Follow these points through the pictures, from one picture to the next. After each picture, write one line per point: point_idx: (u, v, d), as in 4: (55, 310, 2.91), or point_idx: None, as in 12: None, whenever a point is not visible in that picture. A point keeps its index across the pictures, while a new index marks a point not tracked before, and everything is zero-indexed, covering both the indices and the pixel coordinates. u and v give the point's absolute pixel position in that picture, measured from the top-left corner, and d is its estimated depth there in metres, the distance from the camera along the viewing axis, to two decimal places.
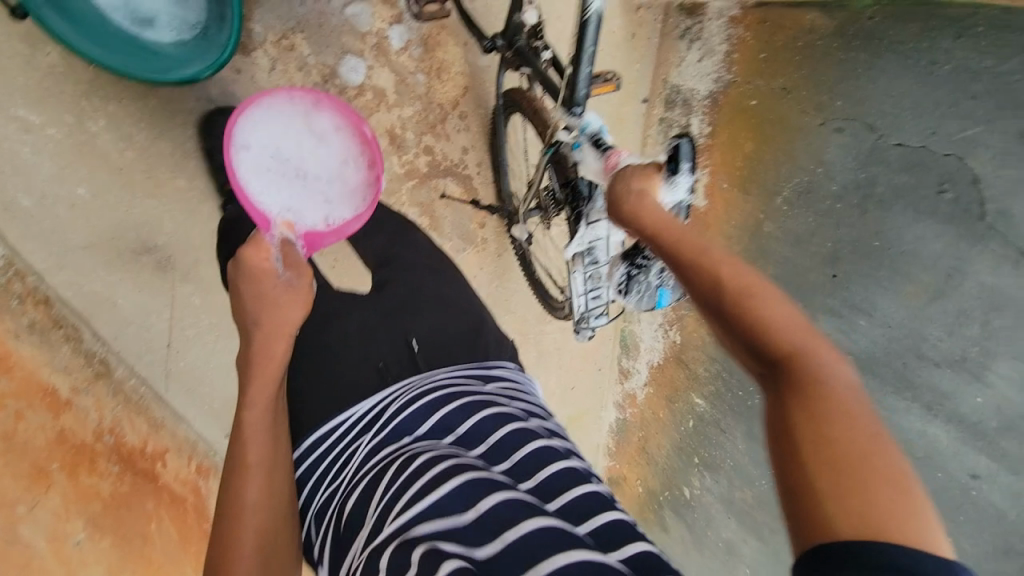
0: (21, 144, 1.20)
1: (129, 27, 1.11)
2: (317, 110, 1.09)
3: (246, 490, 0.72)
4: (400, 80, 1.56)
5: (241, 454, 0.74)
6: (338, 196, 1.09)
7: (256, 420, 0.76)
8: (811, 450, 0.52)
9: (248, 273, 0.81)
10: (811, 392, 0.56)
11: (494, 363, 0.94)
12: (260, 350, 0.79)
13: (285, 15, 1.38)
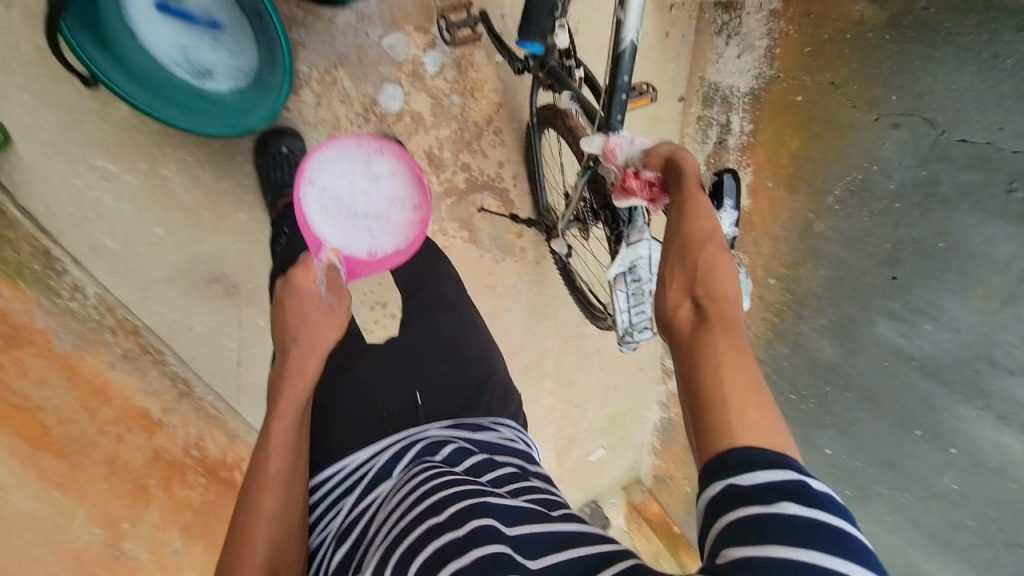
0: (102, 193, 1.29)
1: (190, 80, 1.17)
2: (378, 154, 1.16)
3: (264, 508, 0.73)
4: (436, 103, 1.61)
5: (263, 469, 0.75)
6: (383, 232, 1.15)
7: (279, 437, 0.78)
8: (713, 370, 0.62)
9: (295, 291, 0.92)
10: (730, 331, 0.65)
11: (496, 418, 0.97)
12: (294, 368, 0.84)
13: (327, 53, 1.44)
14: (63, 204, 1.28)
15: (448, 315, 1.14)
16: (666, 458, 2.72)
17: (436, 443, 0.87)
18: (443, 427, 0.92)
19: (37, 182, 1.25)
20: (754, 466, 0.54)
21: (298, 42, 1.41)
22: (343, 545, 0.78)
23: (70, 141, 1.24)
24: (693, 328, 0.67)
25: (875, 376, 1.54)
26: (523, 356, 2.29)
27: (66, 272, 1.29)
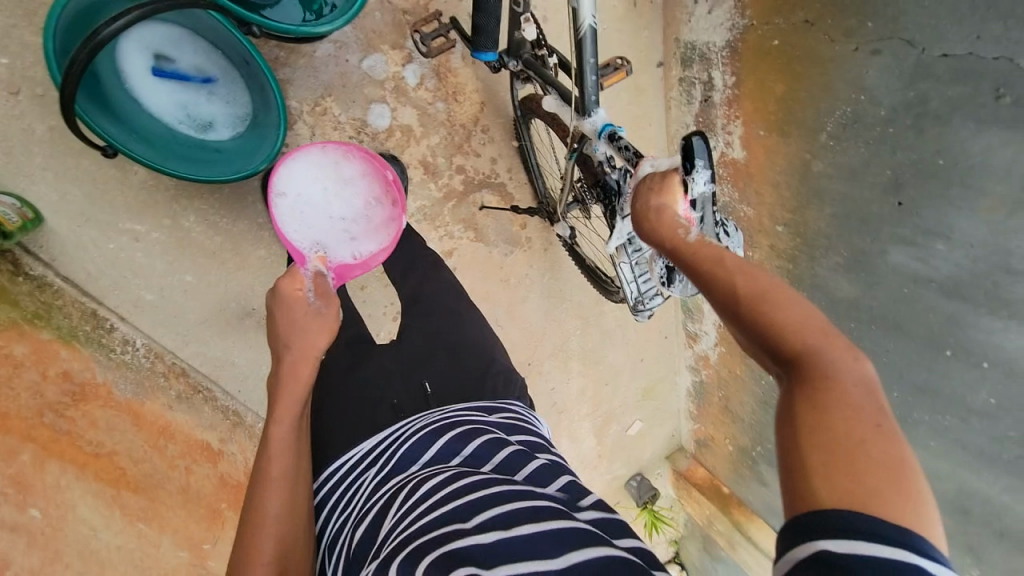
0: (134, 252, 1.38)
1: (192, 132, 1.25)
2: (345, 159, 1.23)
3: (269, 504, 0.78)
4: (423, 113, 1.66)
5: (267, 469, 0.81)
6: (362, 231, 1.24)
7: (280, 440, 0.82)
8: (816, 433, 0.57)
9: (284, 300, 0.91)
10: (824, 387, 0.60)
11: (500, 402, 1.03)
12: (290, 375, 0.87)
13: (313, 85, 1.51)
14: (102, 266, 1.36)
15: (450, 313, 1.18)
16: (706, 422, 2.70)
17: (451, 433, 0.90)
18: (455, 415, 0.96)
19: (73, 253, 1.34)
20: (855, 534, 0.49)
21: (285, 80, 1.48)
22: (357, 529, 0.82)
23: (98, 210, 1.33)
24: (789, 388, 0.63)
25: (897, 305, 1.54)
26: (547, 342, 2.35)
27: (114, 328, 1.39)
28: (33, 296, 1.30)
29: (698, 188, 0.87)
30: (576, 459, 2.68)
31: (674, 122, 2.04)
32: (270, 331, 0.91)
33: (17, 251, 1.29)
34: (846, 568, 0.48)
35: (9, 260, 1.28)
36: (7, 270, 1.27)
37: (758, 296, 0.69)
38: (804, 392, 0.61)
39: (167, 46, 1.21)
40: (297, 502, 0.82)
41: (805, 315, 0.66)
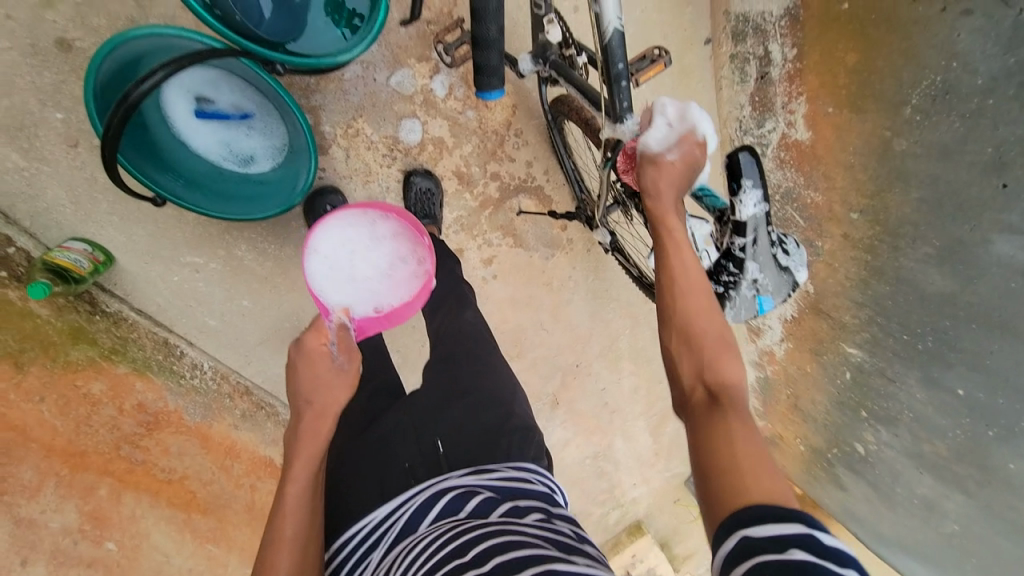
0: (195, 282, 1.43)
1: (235, 166, 1.30)
2: (382, 219, 1.27)
3: (281, 561, 0.85)
4: (455, 124, 1.63)
5: (280, 529, 0.86)
6: (387, 288, 1.27)
7: (292, 497, 0.88)
8: (722, 444, 0.75)
9: (306, 355, 0.96)
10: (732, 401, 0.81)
11: (515, 462, 1.02)
12: (308, 430, 0.94)
13: (344, 108, 1.51)
14: (171, 299, 1.42)
15: (466, 361, 1.19)
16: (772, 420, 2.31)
17: (463, 494, 0.94)
18: (467, 478, 0.98)
19: (144, 286, 1.39)
20: (769, 520, 0.64)
21: (316, 107, 1.49)
22: None
23: (157, 249, 1.38)
24: (702, 405, 0.82)
25: (1005, 301, 1.36)
26: (595, 342, 2.28)
27: (183, 354, 1.44)
28: (110, 332, 1.36)
29: (747, 210, 0.87)
30: (633, 459, 2.62)
31: (725, 103, 1.91)
32: (289, 383, 0.96)
33: (92, 290, 1.35)
34: (761, 546, 0.62)
35: (85, 299, 1.34)
36: (85, 310, 1.34)
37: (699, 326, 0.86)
38: (716, 415, 0.79)
39: (206, 88, 1.25)
40: (308, 554, 0.88)
41: (725, 347, 0.86)
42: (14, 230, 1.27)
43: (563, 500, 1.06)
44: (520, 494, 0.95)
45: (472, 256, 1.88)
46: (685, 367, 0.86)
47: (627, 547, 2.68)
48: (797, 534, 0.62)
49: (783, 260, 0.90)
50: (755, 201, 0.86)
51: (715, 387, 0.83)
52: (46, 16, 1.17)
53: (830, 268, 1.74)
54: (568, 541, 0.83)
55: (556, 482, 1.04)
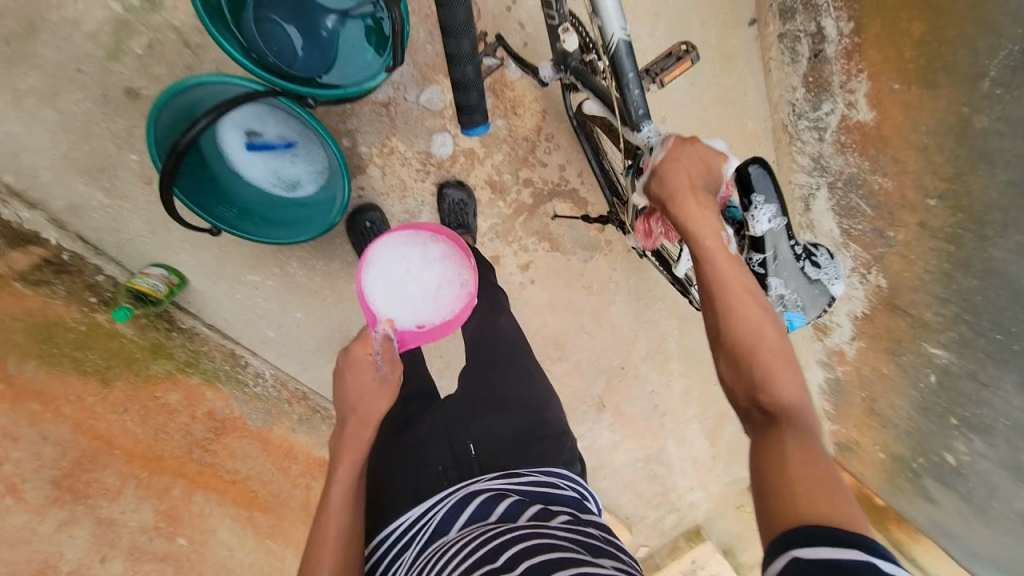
0: (255, 297, 1.57)
1: (282, 191, 1.40)
2: (433, 241, 1.31)
3: (325, 559, 0.87)
4: (484, 135, 1.65)
5: (325, 528, 0.89)
6: (431, 304, 1.30)
7: (337, 495, 0.92)
8: (776, 468, 0.73)
9: (354, 362, 1.03)
10: (799, 428, 0.76)
11: (547, 468, 1.04)
12: (353, 433, 0.99)
13: (378, 128, 1.57)
14: (235, 314, 1.57)
15: (498, 366, 1.20)
16: (846, 424, 2.29)
17: (494, 495, 0.95)
18: (495, 481, 0.99)
19: (212, 304, 1.55)
20: (824, 544, 0.61)
21: (352, 130, 1.56)
22: None
23: (220, 269, 1.53)
24: (762, 433, 0.78)
25: None
26: (643, 343, 2.23)
27: (247, 363, 1.58)
28: (184, 346, 1.51)
29: (760, 224, 0.94)
30: (688, 461, 2.54)
31: (777, 84, 1.82)
32: (337, 390, 1.02)
33: (169, 309, 1.50)
34: (812, 569, 0.59)
35: (163, 318, 1.49)
36: (162, 327, 1.49)
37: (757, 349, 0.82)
38: (778, 437, 0.76)
39: (253, 122, 1.36)
40: (352, 554, 0.90)
41: (790, 373, 0.81)
42: (103, 260, 1.44)
43: (594, 506, 1.05)
44: (549, 499, 0.96)
45: (508, 262, 1.89)
46: (734, 382, 0.83)
47: (684, 554, 2.59)
48: (852, 559, 0.59)
49: (811, 273, 0.98)
50: (770, 216, 0.94)
51: (772, 409, 0.79)
52: (113, 69, 1.31)
53: (906, 260, 1.68)
54: (598, 544, 0.82)
55: (587, 488, 1.04)
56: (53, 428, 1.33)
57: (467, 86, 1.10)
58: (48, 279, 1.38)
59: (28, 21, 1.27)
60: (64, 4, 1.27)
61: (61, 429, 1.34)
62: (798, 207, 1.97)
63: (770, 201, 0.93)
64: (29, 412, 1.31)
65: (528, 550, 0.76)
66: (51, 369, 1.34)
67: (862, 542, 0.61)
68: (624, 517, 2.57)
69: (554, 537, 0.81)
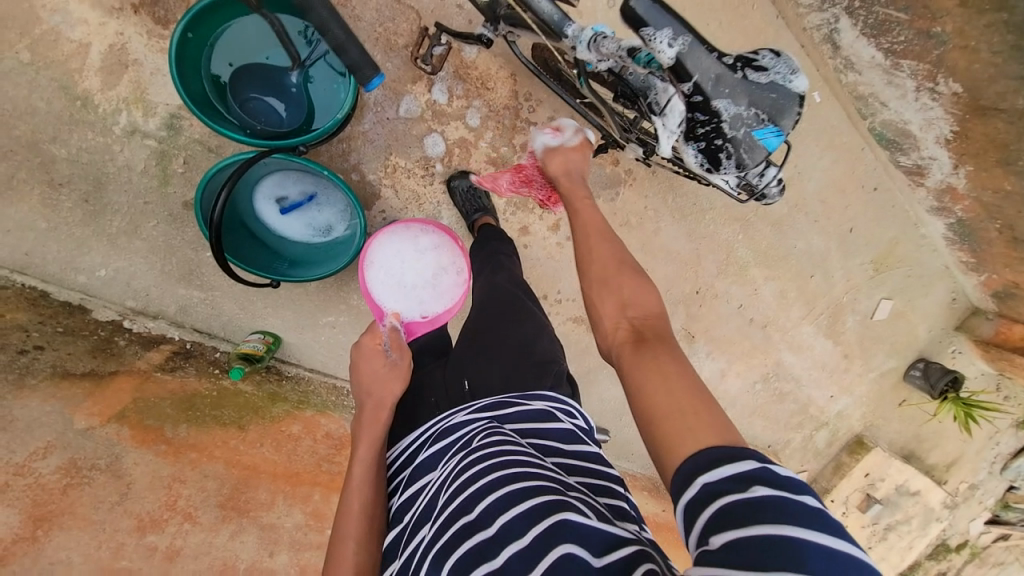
0: (335, 335, 1.82)
1: (319, 237, 1.62)
2: (423, 233, 1.53)
3: (349, 530, 1.01)
4: (468, 119, 1.73)
5: (350, 501, 1.03)
6: (430, 296, 1.49)
7: (357, 473, 1.07)
8: (649, 366, 0.85)
9: (365, 351, 1.26)
10: (654, 335, 0.93)
11: (530, 391, 1.08)
12: (368, 417, 1.15)
13: (376, 153, 1.73)
14: (326, 353, 1.83)
15: (494, 318, 1.28)
16: (996, 267, 2.02)
17: (474, 434, 0.97)
18: (479, 413, 1.03)
19: (308, 351, 1.83)
20: (724, 459, 0.66)
21: (357, 164, 1.73)
22: (403, 524, 1.00)
23: (301, 320, 1.79)
24: (627, 341, 0.94)
25: None
26: (710, 262, 2.18)
27: (349, 391, 1.84)
28: (295, 388, 1.80)
29: (666, 53, 1.03)
30: (814, 369, 2.35)
31: None
32: (354, 378, 1.23)
33: (276, 363, 1.81)
34: (722, 488, 0.64)
35: (273, 370, 1.79)
36: (275, 378, 1.78)
37: (610, 273, 1.06)
38: (640, 342, 0.92)
39: (279, 190, 1.59)
40: (372, 522, 1.02)
41: (643, 293, 1.01)
42: (217, 340, 1.78)
43: (581, 420, 1.08)
44: (533, 433, 0.98)
45: (539, 229, 1.89)
46: (607, 315, 1.00)
47: (853, 469, 2.42)
48: (753, 469, 0.64)
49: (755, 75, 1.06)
50: (669, 40, 1.02)
51: (632, 321, 0.97)
52: (168, 190, 1.66)
53: (969, 50, 1.47)
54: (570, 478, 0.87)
55: (569, 404, 1.08)
56: (211, 466, 1.49)
57: (343, 46, 1.23)
58: (180, 363, 1.69)
59: (97, 179, 1.63)
60: (115, 155, 1.62)
61: (217, 467, 1.50)
62: (826, 51, 1.80)
63: (659, 26, 1.01)
64: (189, 459, 1.48)
65: (507, 501, 0.78)
66: (199, 427, 1.56)
67: (754, 453, 0.66)
68: (766, 446, 2.43)
69: (536, 477, 0.82)
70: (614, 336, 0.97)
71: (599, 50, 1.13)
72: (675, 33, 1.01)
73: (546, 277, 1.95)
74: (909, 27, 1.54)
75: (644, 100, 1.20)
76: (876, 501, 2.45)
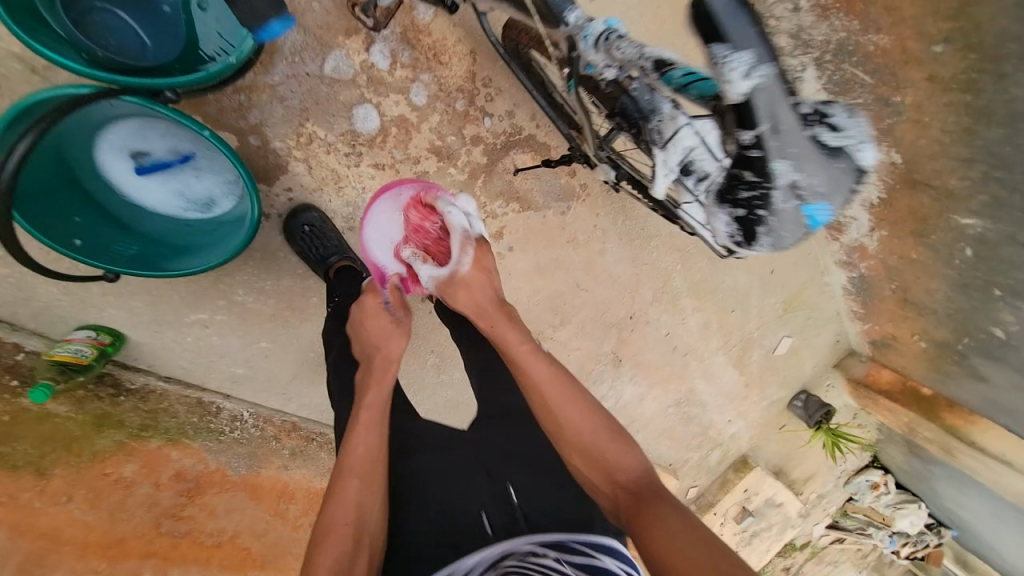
0: (210, 338, 1.45)
1: (198, 213, 1.24)
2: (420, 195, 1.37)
3: (355, 469, 0.96)
4: (412, 96, 1.42)
5: (353, 446, 0.98)
6: None
7: (369, 412, 1.03)
8: (663, 538, 0.81)
9: (369, 307, 1.20)
10: (649, 501, 0.90)
11: (591, 537, 0.93)
12: (379, 366, 1.10)
13: (288, 117, 1.33)
14: (191, 360, 1.44)
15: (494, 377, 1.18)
16: (880, 320, 2.14)
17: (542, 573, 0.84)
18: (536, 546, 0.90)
19: (162, 354, 1.41)
20: None
21: (258, 125, 1.32)
22: None
23: (161, 311, 1.38)
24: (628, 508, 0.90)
25: None
26: (647, 287, 2.11)
27: (220, 409, 1.47)
28: (136, 411, 1.36)
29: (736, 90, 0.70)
30: (720, 396, 2.41)
31: None
32: (362, 333, 1.17)
33: (115, 370, 1.36)
34: None
35: (108, 380, 1.35)
36: (109, 394, 1.35)
37: (596, 434, 0.99)
38: (641, 506, 0.89)
39: (137, 141, 1.17)
40: (369, 471, 0.97)
41: (632, 460, 0.97)
42: (21, 336, 1.31)
43: None
44: None
45: None
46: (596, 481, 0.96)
47: (736, 487, 2.50)
48: None
49: None
50: (747, 68, 0.68)
51: (627, 487, 0.94)
52: None
53: (920, 126, 1.41)
54: None
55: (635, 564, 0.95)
56: None
57: None
58: None
59: None
60: None
61: None
62: None
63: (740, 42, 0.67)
64: None
65: None
66: None
67: None
68: (667, 465, 2.47)
69: None
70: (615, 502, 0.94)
71: (607, 50, 0.92)
72: (758, 61, 0.67)
73: None
74: (870, 90, 1.45)
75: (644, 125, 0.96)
76: (750, 515, 2.52)
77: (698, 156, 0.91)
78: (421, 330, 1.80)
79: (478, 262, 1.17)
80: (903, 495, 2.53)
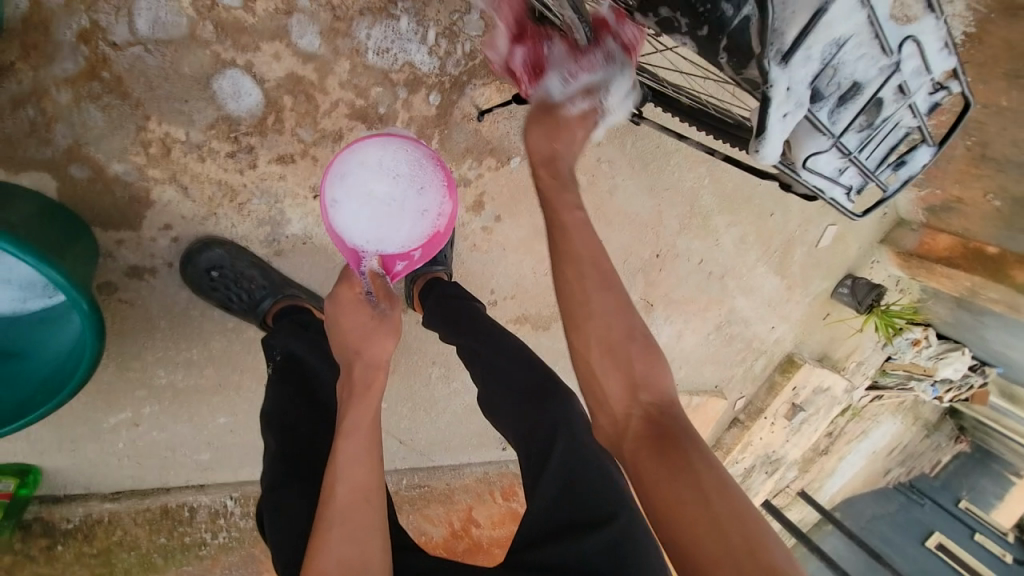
0: (147, 434, 1.13)
1: (43, 298, 0.86)
2: (399, 158, 0.83)
3: (337, 515, 0.70)
4: (297, 38, 0.93)
5: (331, 488, 0.72)
6: (391, 226, 0.82)
7: (352, 445, 0.74)
8: (692, 500, 0.62)
9: (345, 301, 0.83)
10: (680, 443, 0.67)
11: None
12: (360, 383, 0.79)
13: (115, 124, 0.89)
14: (139, 463, 1.15)
15: (518, 414, 0.89)
16: (937, 183, 1.40)
17: None
18: None
19: (98, 470, 1.13)
20: None
21: (76, 144, 0.88)
22: None
23: (69, 425, 1.08)
24: (645, 439, 0.68)
25: None
26: (671, 215, 1.46)
27: (196, 507, 1.19)
28: (82, 562, 1.10)
29: None
30: (760, 307, 1.71)
31: None
32: (336, 340, 0.84)
33: (43, 509, 1.10)
34: None
35: (37, 527, 1.09)
36: (42, 549, 1.08)
37: (619, 343, 0.72)
38: (666, 444, 0.66)
39: None
40: (364, 513, 0.71)
41: (663, 377, 0.72)
42: None
43: None
44: None
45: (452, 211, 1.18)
46: (615, 394, 0.71)
47: (784, 389, 1.87)
48: None
49: None
50: None
51: (651, 407, 0.70)
52: None
53: None
54: None
55: None
56: None
57: None
58: None
59: None
60: None
61: None
62: None
63: None
64: None
65: None
66: None
67: None
68: (712, 388, 1.84)
69: None
70: (627, 428, 0.70)
71: None
72: None
73: (470, 278, 1.28)
74: None
75: (729, 29, 0.54)
76: (803, 410, 1.93)
77: (848, 57, 0.54)
78: (412, 341, 1.43)
79: (343, 214, 0.80)
80: (944, 342, 1.81)
